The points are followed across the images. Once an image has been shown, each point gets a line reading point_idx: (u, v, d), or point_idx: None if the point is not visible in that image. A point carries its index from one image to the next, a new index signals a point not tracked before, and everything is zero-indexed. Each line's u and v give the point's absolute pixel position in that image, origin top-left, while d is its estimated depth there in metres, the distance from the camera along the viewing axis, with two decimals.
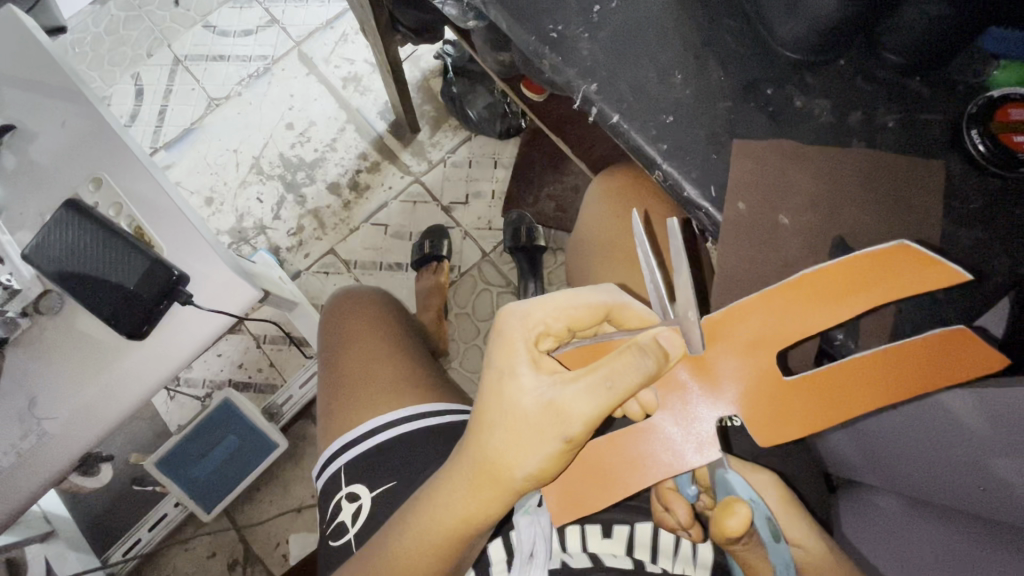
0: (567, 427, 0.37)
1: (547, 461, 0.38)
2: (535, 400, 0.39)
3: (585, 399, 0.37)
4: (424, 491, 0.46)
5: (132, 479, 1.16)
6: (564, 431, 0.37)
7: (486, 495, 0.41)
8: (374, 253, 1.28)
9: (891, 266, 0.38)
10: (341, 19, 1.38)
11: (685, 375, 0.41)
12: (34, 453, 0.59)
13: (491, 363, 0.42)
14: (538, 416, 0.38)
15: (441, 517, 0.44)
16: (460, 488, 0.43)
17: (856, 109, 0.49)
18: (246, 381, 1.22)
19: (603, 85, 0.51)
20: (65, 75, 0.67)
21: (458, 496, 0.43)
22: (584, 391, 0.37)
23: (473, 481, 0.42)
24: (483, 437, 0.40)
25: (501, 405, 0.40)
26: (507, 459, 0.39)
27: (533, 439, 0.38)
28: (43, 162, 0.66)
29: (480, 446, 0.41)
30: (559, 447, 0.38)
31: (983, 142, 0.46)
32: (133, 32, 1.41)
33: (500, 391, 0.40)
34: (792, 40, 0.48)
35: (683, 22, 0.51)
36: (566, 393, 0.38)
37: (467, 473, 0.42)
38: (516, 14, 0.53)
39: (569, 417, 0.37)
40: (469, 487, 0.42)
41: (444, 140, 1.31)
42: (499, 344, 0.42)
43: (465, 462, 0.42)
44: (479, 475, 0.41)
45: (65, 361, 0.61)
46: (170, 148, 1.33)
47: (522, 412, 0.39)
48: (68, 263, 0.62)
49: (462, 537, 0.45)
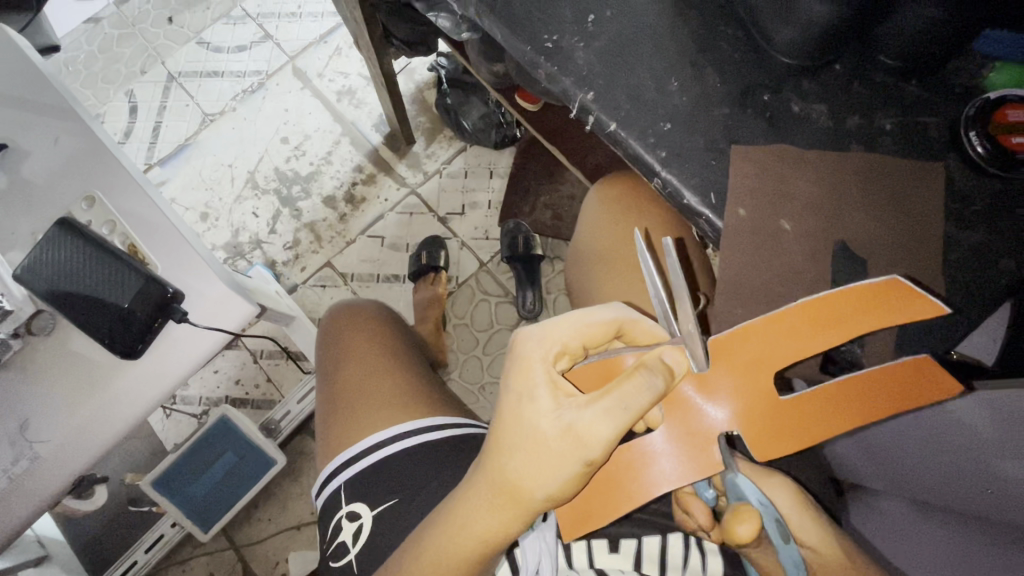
0: (588, 452, 0.36)
1: (568, 483, 0.38)
2: (553, 424, 0.38)
3: (604, 421, 0.36)
4: (440, 513, 0.45)
5: (128, 500, 1.14)
6: (585, 455, 0.36)
7: (506, 516, 0.40)
8: (372, 265, 1.27)
9: (891, 299, 0.38)
10: (335, 33, 1.39)
11: (690, 390, 0.39)
12: (27, 477, 0.58)
13: (508, 385, 0.41)
14: (558, 441, 0.37)
15: (458, 538, 0.43)
16: (476, 511, 0.42)
17: (855, 114, 0.48)
18: (243, 398, 1.20)
19: (600, 94, 0.51)
20: (58, 94, 0.67)
21: (477, 516, 0.41)
22: (602, 415, 0.36)
23: (492, 503, 0.41)
24: (502, 460, 0.40)
25: (519, 428, 0.39)
26: (526, 483, 0.39)
27: (553, 463, 0.37)
28: (35, 181, 0.65)
29: (498, 469, 0.40)
30: (579, 471, 0.37)
31: (982, 144, 0.45)
32: (126, 49, 1.41)
33: (517, 414, 0.39)
34: (787, 46, 0.48)
35: (678, 29, 0.51)
36: (583, 416, 0.37)
37: (484, 494, 0.41)
38: (511, 24, 0.53)
39: (590, 441, 0.36)
40: (488, 508, 0.41)
41: (439, 152, 1.31)
42: (517, 368, 0.41)
43: (483, 484, 0.41)
44: (498, 497, 0.40)
45: (57, 383, 0.60)
46: (164, 165, 1.32)
47: (540, 436, 0.38)
48: (61, 283, 0.61)
49: (479, 556, 0.44)
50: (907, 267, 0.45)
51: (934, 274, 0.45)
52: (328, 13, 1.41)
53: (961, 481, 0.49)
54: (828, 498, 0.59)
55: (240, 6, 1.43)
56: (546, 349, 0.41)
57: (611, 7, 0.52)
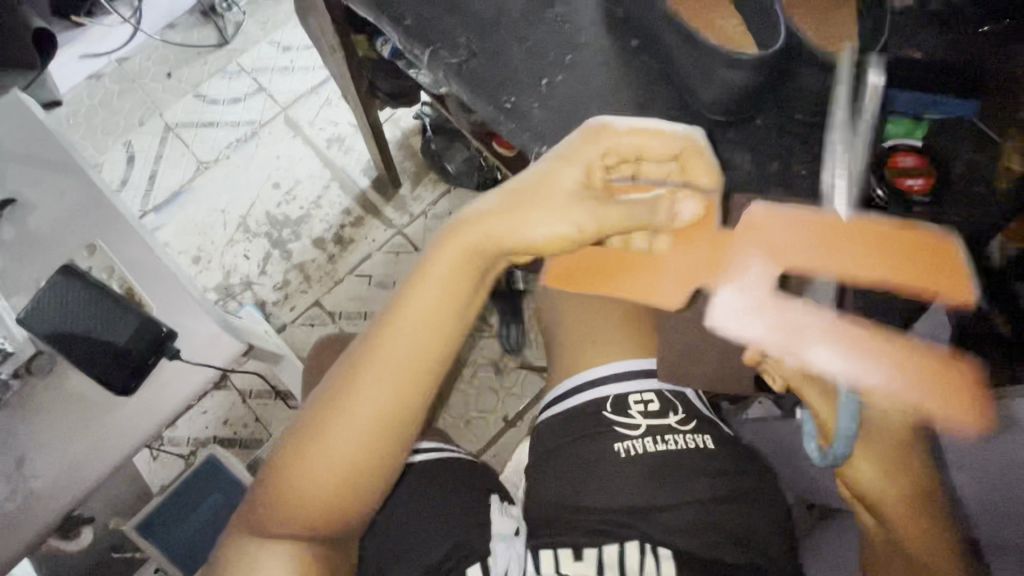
0: (573, 235, 0.47)
1: (555, 240, 0.48)
2: (569, 183, 0.48)
3: (586, 219, 0.47)
4: (388, 308, 0.53)
5: (112, 545, 1.14)
6: (573, 233, 0.47)
7: (462, 265, 0.51)
8: (359, 303, 1.31)
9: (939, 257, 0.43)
10: (325, 86, 1.48)
11: (709, 231, 0.48)
12: (20, 513, 0.61)
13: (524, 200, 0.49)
14: (562, 202, 0.47)
15: (412, 315, 0.51)
16: (441, 270, 0.51)
17: (774, 160, 0.56)
18: (231, 437, 1.22)
19: (554, 146, 0.57)
20: (66, 150, 0.73)
21: (433, 276, 0.51)
22: (587, 215, 0.47)
23: (450, 276, 0.51)
24: (520, 209, 0.48)
25: (515, 221, 0.48)
26: (512, 231, 0.48)
27: (554, 210, 0.47)
28: (41, 231, 0.71)
29: (478, 232, 0.49)
30: (570, 233, 0.47)
31: (879, 188, 0.53)
32: (126, 103, 1.49)
33: (548, 183, 0.48)
34: (712, 104, 0.55)
35: (621, 90, 0.59)
36: (566, 212, 0.47)
37: (447, 256, 0.51)
38: (476, 86, 0.60)
39: (572, 230, 0.47)
40: (450, 269, 0.51)
41: (424, 194, 1.38)
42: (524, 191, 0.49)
43: (441, 258, 0.51)
44: (462, 260, 0.51)
45: (53, 421, 0.64)
46: (159, 211, 1.39)
47: (531, 218, 0.48)
48: (60, 324, 0.65)
49: (420, 364, 0.52)
50: None
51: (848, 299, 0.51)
52: (319, 67, 1.50)
53: None
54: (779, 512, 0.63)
55: (235, 63, 1.52)
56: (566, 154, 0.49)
57: (562, 72, 0.60)
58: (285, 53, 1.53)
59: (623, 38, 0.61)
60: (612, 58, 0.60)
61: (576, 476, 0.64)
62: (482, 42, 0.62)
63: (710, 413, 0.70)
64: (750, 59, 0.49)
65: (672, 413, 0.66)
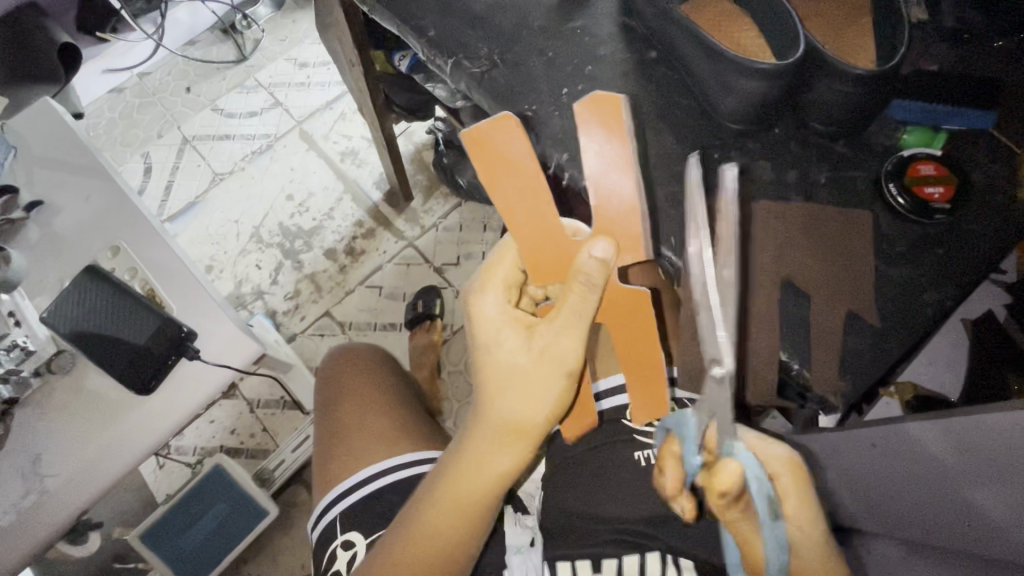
0: (565, 363, 0.45)
1: (562, 396, 0.46)
2: (525, 356, 0.45)
3: (570, 341, 0.44)
4: (435, 505, 0.51)
5: (114, 555, 1.12)
6: (564, 367, 0.45)
7: (510, 442, 0.48)
8: (369, 315, 1.32)
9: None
10: (340, 101, 1.51)
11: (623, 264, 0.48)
12: (35, 511, 0.61)
13: (492, 134, 0.46)
14: (537, 366, 0.45)
15: (474, 485, 0.50)
16: (493, 449, 0.49)
17: (794, 169, 0.56)
18: (238, 447, 1.22)
19: (573, 154, 0.58)
20: (92, 155, 0.75)
21: (493, 449, 0.49)
22: (559, 336, 0.45)
23: (501, 443, 0.48)
24: (504, 399, 0.46)
25: (502, 372, 0.46)
26: (527, 405, 0.46)
27: (541, 383, 0.45)
28: (65, 233, 0.72)
29: (497, 412, 0.47)
30: (566, 381, 0.45)
31: (900, 195, 0.53)
32: (145, 116, 1.53)
33: (495, 358, 0.46)
34: (730, 114, 0.56)
35: (639, 100, 0.60)
36: (534, 360, 0.45)
37: (496, 430, 0.48)
38: (497, 96, 0.61)
39: (563, 357, 0.45)
40: (502, 444, 0.48)
41: (436, 207, 1.40)
42: (513, 131, 0.46)
43: (486, 427, 0.48)
44: (508, 433, 0.48)
45: (70, 421, 0.64)
46: (174, 221, 1.40)
47: (522, 369, 0.45)
48: (82, 323, 0.66)
49: (475, 512, 0.51)
50: (845, 302, 0.51)
51: (868, 304, 0.51)
52: (334, 82, 1.54)
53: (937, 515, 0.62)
54: None
55: (253, 77, 1.56)
56: (580, 130, 0.46)
57: (582, 83, 0.61)
58: (301, 69, 1.57)
59: (640, 52, 0.62)
60: (630, 69, 0.61)
61: (592, 483, 0.64)
62: (503, 53, 0.63)
63: None
64: (768, 69, 0.50)
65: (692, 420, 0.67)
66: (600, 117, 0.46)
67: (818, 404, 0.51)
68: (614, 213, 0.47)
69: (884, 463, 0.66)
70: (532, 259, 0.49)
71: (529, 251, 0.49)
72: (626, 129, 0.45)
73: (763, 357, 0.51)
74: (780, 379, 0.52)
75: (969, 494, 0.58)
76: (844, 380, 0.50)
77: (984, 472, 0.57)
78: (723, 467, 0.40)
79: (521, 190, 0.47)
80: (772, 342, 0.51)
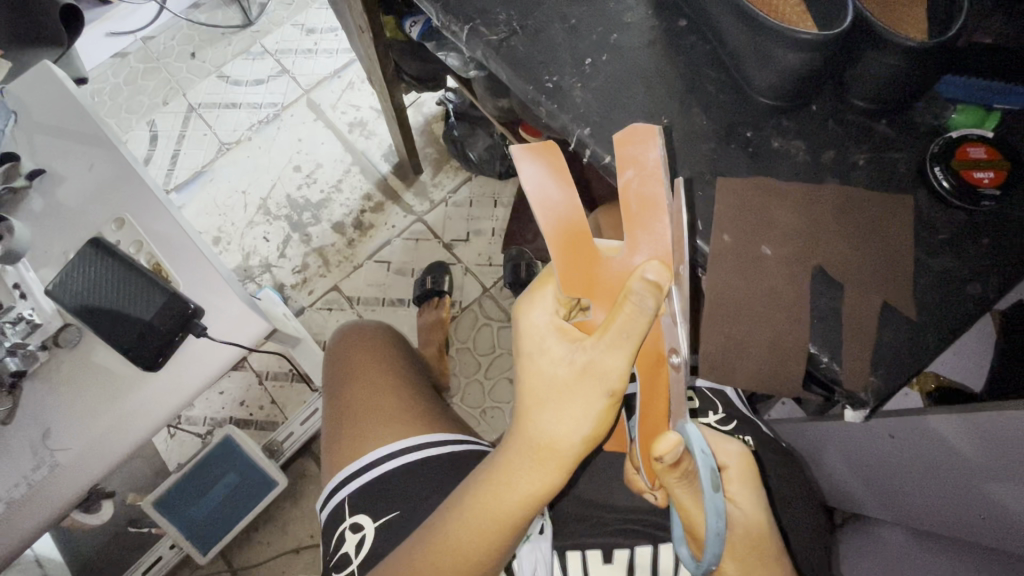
0: (608, 382, 0.38)
1: (604, 419, 0.39)
2: (568, 368, 0.39)
3: (618, 355, 0.38)
4: (451, 519, 0.46)
5: (128, 521, 1.15)
6: (606, 386, 0.38)
7: (546, 466, 0.42)
8: (378, 289, 1.30)
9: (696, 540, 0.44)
10: (348, 68, 1.46)
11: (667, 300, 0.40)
12: (46, 484, 0.61)
13: (539, 160, 0.41)
14: (577, 381, 0.39)
15: (499, 509, 0.44)
16: (525, 471, 0.42)
17: (830, 149, 0.53)
18: (247, 418, 1.22)
19: (597, 130, 0.55)
20: (93, 123, 0.72)
21: (525, 476, 0.42)
22: (606, 351, 0.38)
23: (536, 467, 0.42)
24: (537, 416, 0.40)
25: (541, 383, 0.40)
26: (565, 426, 0.39)
27: (580, 400, 0.39)
28: (69, 204, 0.70)
29: (533, 428, 0.41)
30: (607, 404, 0.39)
31: (946, 178, 0.50)
32: (150, 82, 1.49)
33: (533, 369, 0.41)
34: (767, 88, 0.52)
35: (667, 72, 0.56)
36: (573, 375, 0.39)
37: (531, 454, 0.42)
38: (516, 66, 0.58)
39: (606, 372, 0.38)
40: (538, 468, 0.42)
41: (446, 181, 1.36)
42: (553, 156, 0.41)
43: (520, 444, 0.42)
44: (544, 458, 0.41)
45: (79, 395, 0.64)
46: (180, 190, 1.38)
47: (563, 383, 0.39)
48: (88, 297, 0.65)
49: (500, 535, 0.45)
50: (880, 291, 0.49)
51: (903, 296, 0.49)
52: (342, 49, 1.48)
53: (958, 509, 0.62)
54: (811, 533, 0.67)
55: (259, 43, 1.51)
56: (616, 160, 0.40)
57: (607, 52, 0.57)
58: (308, 35, 1.51)
59: (669, 20, 0.58)
60: (660, 38, 0.57)
61: (603, 472, 0.66)
62: (523, 19, 0.59)
63: (746, 410, 0.76)
64: (811, 40, 0.46)
65: (712, 412, 0.72)
66: (635, 148, 0.39)
67: (844, 397, 0.49)
68: (647, 237, 0.40)
69: (903, 459, 0.64)
70: (575, 272, 0.42)
71: (562, 267, 0.42)
72: (658, 162, 0.38)
73: (791, 348, 0.48)
74: (806, 371, 0.49)
75: (990, 488, 0.57)
76: (876, 373, 0.47)
77: (1010, 472, 0.55)
78: (664, 436, 0.40)
79: (551, 211, 0.41)
80: (802, 333, 0.48)
